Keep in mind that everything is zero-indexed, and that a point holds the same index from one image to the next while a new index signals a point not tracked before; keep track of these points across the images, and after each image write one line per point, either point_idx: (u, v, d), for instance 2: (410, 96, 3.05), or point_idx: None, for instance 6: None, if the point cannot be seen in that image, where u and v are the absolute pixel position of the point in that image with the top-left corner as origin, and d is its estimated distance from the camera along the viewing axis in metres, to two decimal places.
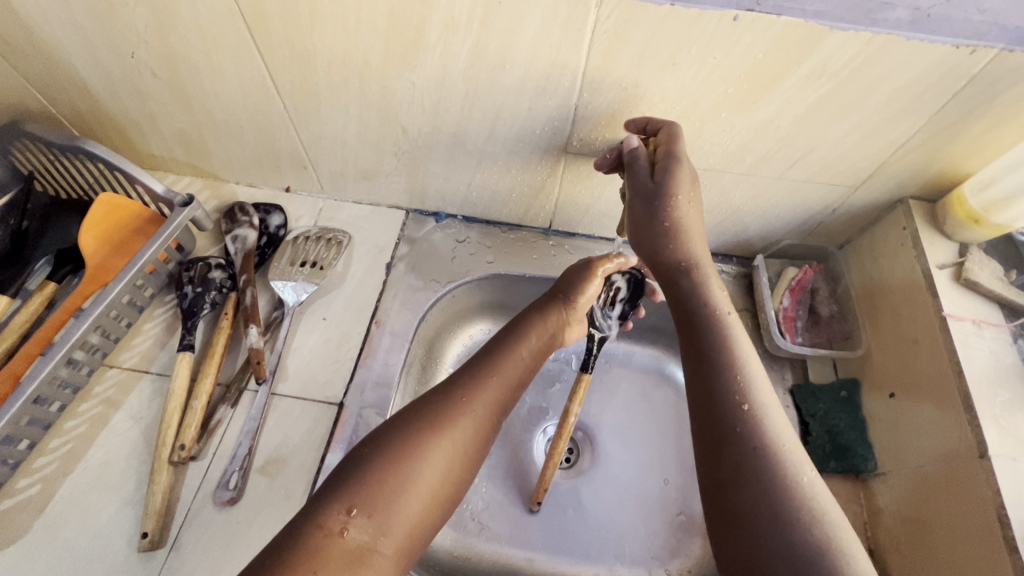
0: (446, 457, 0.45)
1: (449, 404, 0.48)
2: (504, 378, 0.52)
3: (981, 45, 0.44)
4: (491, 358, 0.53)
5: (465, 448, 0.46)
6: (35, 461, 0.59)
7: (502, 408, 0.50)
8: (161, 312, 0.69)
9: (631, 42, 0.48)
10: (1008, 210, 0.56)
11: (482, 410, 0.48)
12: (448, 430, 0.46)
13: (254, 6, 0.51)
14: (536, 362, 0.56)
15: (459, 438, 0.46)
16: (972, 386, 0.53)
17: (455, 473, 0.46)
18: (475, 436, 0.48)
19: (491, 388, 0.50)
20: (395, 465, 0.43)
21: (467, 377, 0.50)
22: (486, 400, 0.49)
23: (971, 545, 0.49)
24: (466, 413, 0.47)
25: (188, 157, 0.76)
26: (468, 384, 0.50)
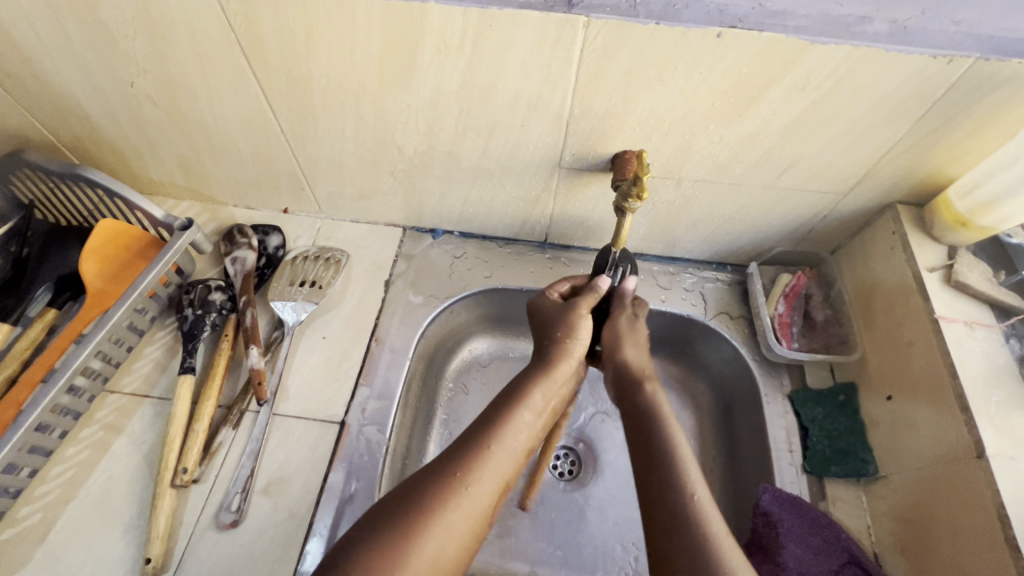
0: (442, 545, 0.43)
1: (445, 485, 0.45)
2: (504, 449, 0.49)
3: (958, 54, 0.46)
4: (489, 429, 0.50)
5: (465, 529, 0.44)
6: (36, 489, 0.59)
7: (503, 482, 0.48)
8: (162, 335, 0.70)
9: (619, 60, 0.50)
10: (994, 213, 0.57)
11: (482, 492, 0.46)
12: (444, 515, 0.43)
13: (252, 34, 0.52)
14: (539, 424, 0.54)
15: (456, 524, 0.44)
16: (967, 387, 0.53)
17: (452, 556, 0.43)
18: (475, 515, 0.45)
19: (493, 462, 0.48)
20: (389, 553, 0.40)
21: (462, 449, 0.48)
22: (486, 477, 0.47)
23: (973, 548, 0.49)
24: (464, 494, 0.45)
25: (187, 182, 0.77)
26: (466, 462, 0.47)
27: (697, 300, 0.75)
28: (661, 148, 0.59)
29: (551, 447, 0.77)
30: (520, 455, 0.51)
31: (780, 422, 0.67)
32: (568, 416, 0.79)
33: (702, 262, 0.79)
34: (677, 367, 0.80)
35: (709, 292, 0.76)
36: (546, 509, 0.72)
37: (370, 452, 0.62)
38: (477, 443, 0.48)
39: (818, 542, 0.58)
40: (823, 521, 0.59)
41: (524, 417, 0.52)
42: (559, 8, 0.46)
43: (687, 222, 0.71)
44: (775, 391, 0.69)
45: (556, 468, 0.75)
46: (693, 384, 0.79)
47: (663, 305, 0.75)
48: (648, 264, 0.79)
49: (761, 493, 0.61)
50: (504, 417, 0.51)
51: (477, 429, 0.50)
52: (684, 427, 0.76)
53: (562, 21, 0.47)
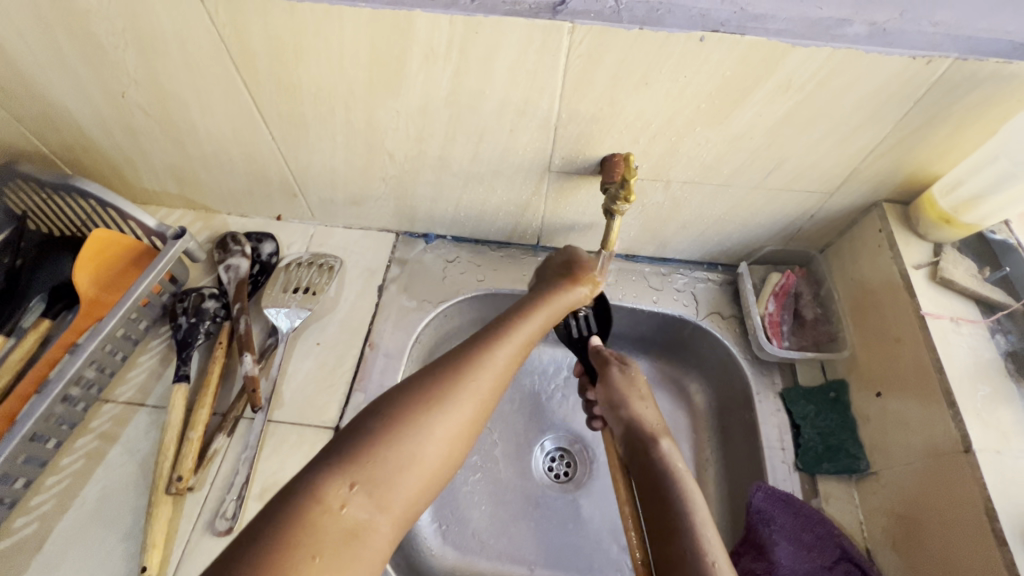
0: (447, 433, 0.44)
1: (452, 376, 0.45)
2: (507, 353, 0.50)
3: (937, 55, 0.47)
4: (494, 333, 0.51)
5: (468, 418, 0.45)
6: (32, 499, 0.59)
7: (503, 384, 0.49)
8: (156, 344, 0.70)
9: (604, 64, 0.51)
10: (976, 209, 0.58)
11: (488, 386, 0.47)
12: (453, 403, 0.44)
13: (241, 43, 0.53)
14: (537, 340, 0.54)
15: (460, 414, 0.44)
16: (953, 381, 0.54)
17: (451, 450, 0.44)
18: (475, 414, 0.46)
19: (496, 359, 0.48)
20: (401, 439, 0.41)
21: (471, 350, 0.48)
22: (493, 370, 0.48)
23: (961, 540, 0.50)
24: (471, 385, 0.46)
25: (180, 190, 0.77)
26: (475, 357, 0.47)
27: (689, 301, 0.76)
28: (649, 151, 0.60)
29: (546, 450, 0.77)
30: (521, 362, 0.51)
31: (771, 420, 0.67)
32: (562, 419, 0.80)
33: (693, 262, 0.80)
34: (670, 367, 0.80)
35: (701, 292, 0.77)
36: (543, 511, 0.72)
37: None
38: (483, 343, 0.49)
39: (810, 538, 0.59)
40: (816, 518, 0.60)
41: (532, 329, 0.54)
42: (543, 14, 0.47)
43: (678, 223, 0.72)
44: (767, 389, 0.69)
45: (552, 470, 0.76)
46: (687, 383, 0.79)
47: (655, 306, 0.76)
48: (640, 266, 0.79)
49: (755, 492, 0.62)
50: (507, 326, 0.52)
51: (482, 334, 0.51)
52: (678, 426, 0.77)
53: (547, 27, 0.48)
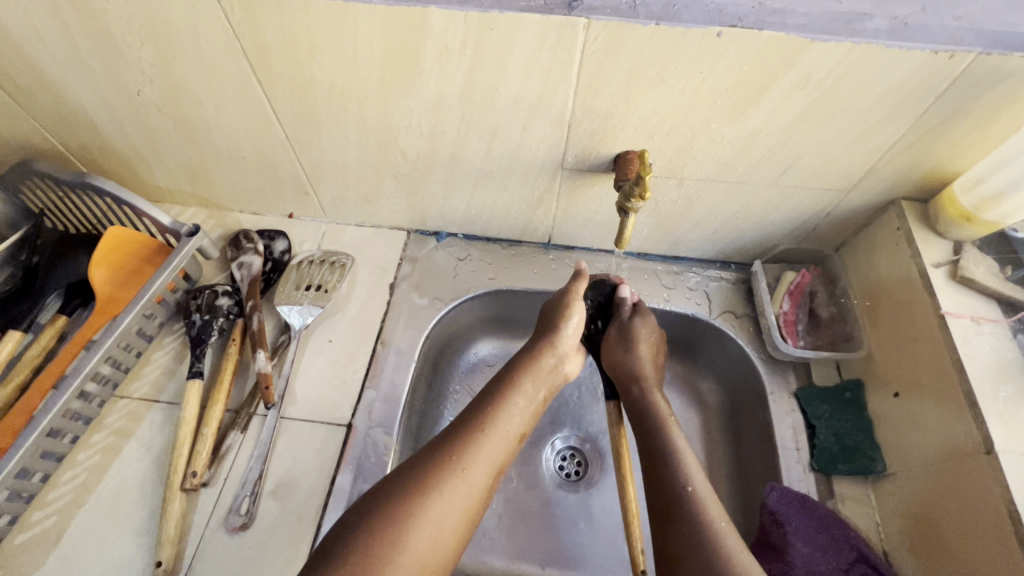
0: (439, 524, 0.45)
1: (438, 470, 0.47)
2: (496, 429, 0.52)
3: (960, 50, 0.46)
4: (481, 417, 0.52)
5: (462, 500, 0.47)
6: (49, 493, 0.59)
7: (497, 463, 0.51)
8: (170, 341, 0.70)
9: (619, 60, 0.50)
10: (998, 207, 0.56)
11: (478, 471, 0.49)
12: (444, 492, 0.46)
13: (256, 41, 0.53)
14: (531, 411, 0.56)
15: (449, 507, 0.46)
16: (974, 382, 0.53)
17: (450, 535, 0.45)
18: (469, 495, 0.47)
19: (485, 448, 0.50)
20: (389, 535, 0.43)
21: (459, 433, 0.51)
22: (484, 455, 0.50)
23: (982, 543, 0.49)
24: (462, 473, 0.48)
25: (194, 189, 0.78)
26: (460, 447, 0.49)
27: (702, 299, 0.75)
28: (663, 148, 0.60)
29: (557, 448, 0.77)
30: (515, 437, 0.53)
31: (786, 420, 0.67)
32: (573, 417, 0.79)
33: (706, 261, 0.79)
34: (681, 366, 0.80)
35: (714, 291, 0.76)
36: (554, 510, 0.72)
37: (377, 455, 0.63)
38: (470, 430, 0.51)
39: (826, 540, 0.58)
40: (831, 520, 0.59)
41: (522, 397, 0.56)
42: (558, 10, 0.47)
43: (691, 221, 0.71)
44: (781, 389, 0.69)
45: (562, 469, 0.75)
46: (698, 382, 0.79)
47: (667, 305, 0.75)
48: (652, 264, 0.79)
49: (768, 492, 0.61)
50: (494, 405, 0.54)
51: (468, 417, 0.53)
52: (690, 426, 0.76)
53: (562, 23, 0.47)
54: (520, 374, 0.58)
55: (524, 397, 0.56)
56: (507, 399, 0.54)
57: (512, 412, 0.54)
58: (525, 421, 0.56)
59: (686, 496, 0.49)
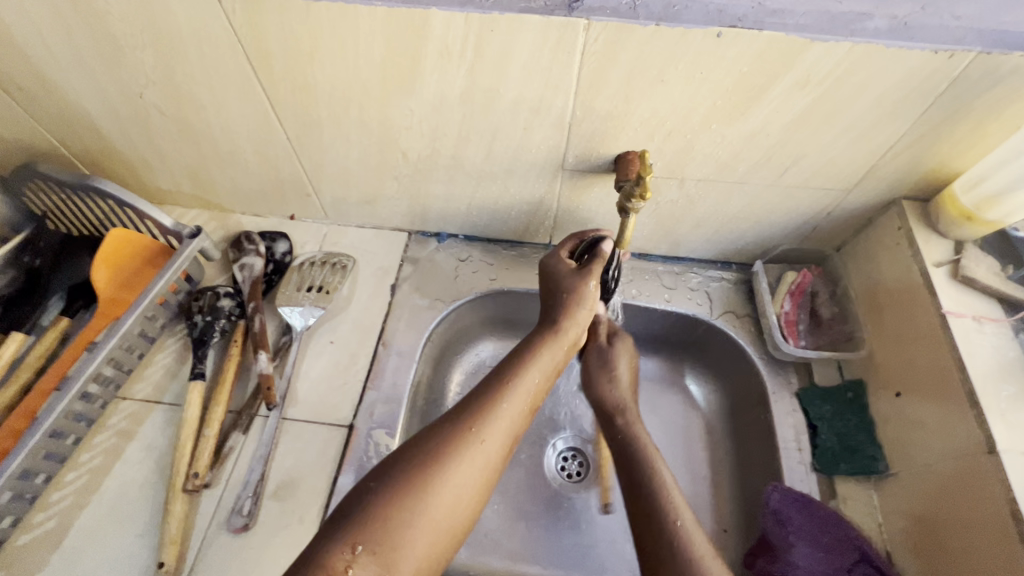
0: (455, 490, 0.44)
1: (453, 440, 0.45)
2: (515, 403, 0.49)
3: (960, 49, 0.46)
4: (499, 388, 0.50)
5: (478, 474, 0.45)
6: (51, 495, 0.59)
7: (514, 434, 0.49)
8: (172, 342, 0.71)
9: (619, 61, 0.50)
10: (999, 206, 0.56)
11: (495, 441, 0.47)
12: (458, 461, 0.44)
13: (257, 41, 0.53)
14: (550, 377, 0.54)
15: (465, 476, 0.44)
16: (976, 381, 0.53)
17: (463, 507, 0.44)
18: (486, 467, 0.46)
19: (502, 418, 0.48)
20: (403, 502, 0.41)
21: (478, 400, 0.48)
22: (501, 426, 0.48)
23: (985, 543, 0.49)
24: (478, 444, 0.46)
25: (195, 190, 0.78)
26: (476, 418, 0.47)
27: (703, 300, 0.75)
28: (663, 149, 0.60)
29: (558, 450, 0.77)
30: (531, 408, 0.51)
31: (788, 420, 0.67)
32: (574, 418, 0.79)
33: (707, 261, 0.79)
34: (682, 366, 0.80)
35: (715, 291, 0.76)
36: (557, 511, 0.72)
37: (379, 456, 0.63)
38: (487, 400, 0.49)
39: (829, 540, 0.58)
40: (834, 520, 0.59)
41: (541, 365, 0.53)
42: (559, 11, 0.47)
43: (692, 221, 0.71)
44: (782, 389, 0.69)
45: (564, 470, 0.75)
46: (700, 383, 0.79)
47: (668, 305, 0.75)
48: (653, 265, 0.79)
49: (770, 492, 0.61)
50: (512, 375, 0.51)
51: (485, 389, 0.50)
52: (691, 426, 0.76)
53: (563, 24, 0.47)
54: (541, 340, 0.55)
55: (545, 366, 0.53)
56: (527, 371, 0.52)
57: (530, 385, 0.51)
58: (542, 394, 0.53)
59: (663, 507, 0.51)
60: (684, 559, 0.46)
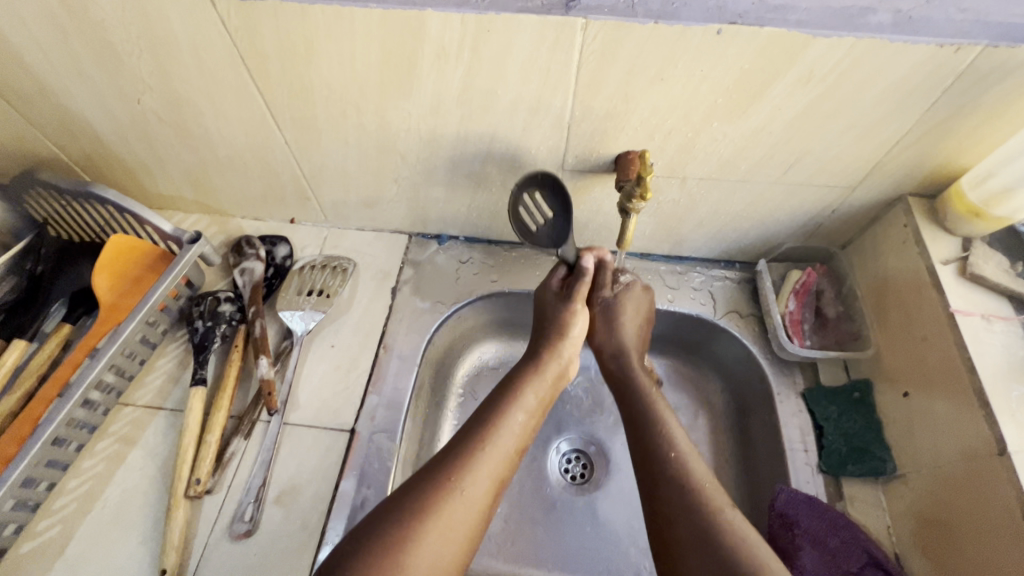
0: (438, 546, 0.45)
1: (437, 488, 0.47)
2: (493, 451, 0.51)
3: (965, 42, 0.45)
4: (482, 433, 0.52)
5: (461, 528, 0.46)
6: (54, 502, 0.60)
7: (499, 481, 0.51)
8: (173, 348, 0.71)
9: (618, 60, 0.50)
10: (1008, 202, 0.55)
11: (475, 493, 0.48)
12: (437, 517, 0.46)
13: (252, 46, 0.53)
14: (532, 423, 0.56)
15: (453, 523, 0.46)
16: (986, 382, 0.52)
17: (449, 562, 0.45)
18: (469, 520, 0.47)
19: (486, 462, 0.50)
20: (385, 560, 0.42)
21: (455, 454, 0.50)
22: (480, 476, 0.49)
23: (997, 547, 0.48)
24: (457, 497, 0.47)
25: (195, 195, 0.78)
26: (461, 466, 0.49)
27: (706, 299, 0.75)
28: (664, 147, 0.59)
29: (562, 452, 0.76)
30: (514, 454, 0.53)
31: (794, 421, 0.66)
32: (578, 420, 0.79)
33: (710, 260, 0.78)
34: (687, 367, 0.79)
35: (718, 290, 0.76)
36: (561, 514, 0.71)
37: (381, 461, 0.62)
38: (469, 445, 0.51)
39: (836, 543, 0.57)
40: (841, 522, 0.58)
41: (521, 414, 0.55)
42: (556, 11, 0.46)
43: (694, 221, 0.70)
44: (788, 389, 0.68)
45: (567, 472, 0.75)
46: (704, 383, 0.78)
47: (671, 305, 0.74)
48: (655, 264, 0.78)
49: (777, 495, 0.60)
50: (495, 418, 0.54)
51: (469, 433, 0.52)
52: (695, 427, 0.76)
53: (560, 24, 0.47)
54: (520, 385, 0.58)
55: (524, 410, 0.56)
56: (510, 414, 0.54)
57: (515, 426, 0.54)
58: (527, 432, 0.56)
59: (673, 468, 0.51)
60: (708, 533, 0.46)
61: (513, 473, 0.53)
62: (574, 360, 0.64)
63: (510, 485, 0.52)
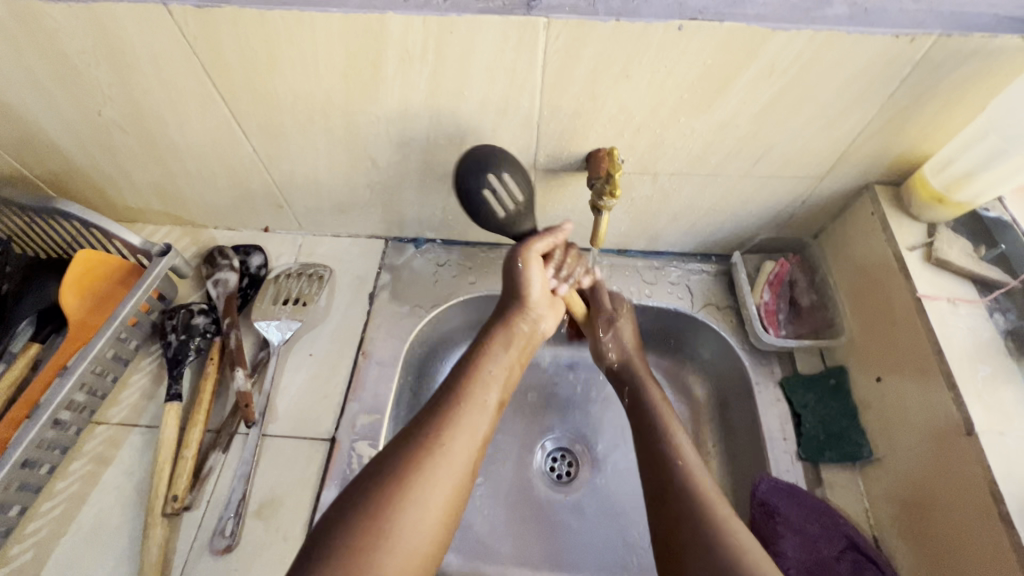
0: (424, 508, 0.45)
1: (416, 448, 0.47)
2: (470, 410, 0.52)
3: (920, 33, 0.46)
4: (456, 391, 0.53)
5: (446, 489, 0.47)
6: (27, 526, 0.58)
7: (478, 437, 0.51)
8: (148, 362, 0.69)
9: (583, 58, 0.50)
10: (969, 187, 0.57)
11: (458, 454, 0.49)
12: (421, 483, 0.46)
13: (213, 54, 0.52)
14: (505, 378, 0.57)
15: (435, 486, 0.46)
16: (953, 363, 0.53)
17: (434, 522, 0.46)
18: (452, 479, 0.47)
19: (464, 418, 0.51)
20: (371, 526, 0.43)
21: (432, 417, 0.50)
22: (459, 434, 0.49)
23: (967, 524, 0.49)
24: (439, 459, 0.47)
25: (165, 207, 0.76)
26: (437, 424, 0.49)
27: (684, 293, 0.75)
28: (633, 144, 0.59)
29: (547, 450, 0.76)
30: (491, 409, 0.54)
31: (773, 410, 0.67)
32: (562, 419, 0.79)
33: (686, 254, 0.79)
34: (668, 360, 0.80)
35: (695, 284, 0.76)
36: (548, 513, 0.71)
37: (362, 468, 0.62)
38: (443, 407, 0.51)
39: (816, 529, 0.58)
40: (821, 508, 0.59)
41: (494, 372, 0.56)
42: (518, 11, 0.46)
43: (668, 216, 0.71)
44: (766, 379, 0.69)
45: (553, 471, 0.75)
46: (685, 376, 0.79)
47: (648, 301, 0.75)
48: (632, 260, 0.78)
49: (758, 484, 0.61)
50: (468, 375, 0.55)
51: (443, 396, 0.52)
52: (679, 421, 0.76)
53: (522, 24, 0.47)
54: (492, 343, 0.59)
55: (497, 368, 0.56)
56: (482, 370, 0.55)
57: (489, 380, 0.55)
58: (502, 388, 0.57)
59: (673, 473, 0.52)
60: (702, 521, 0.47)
61: (492, 428, 0.54)
62: (546, 323, 0.65)
63: (489, 439, 0.53)
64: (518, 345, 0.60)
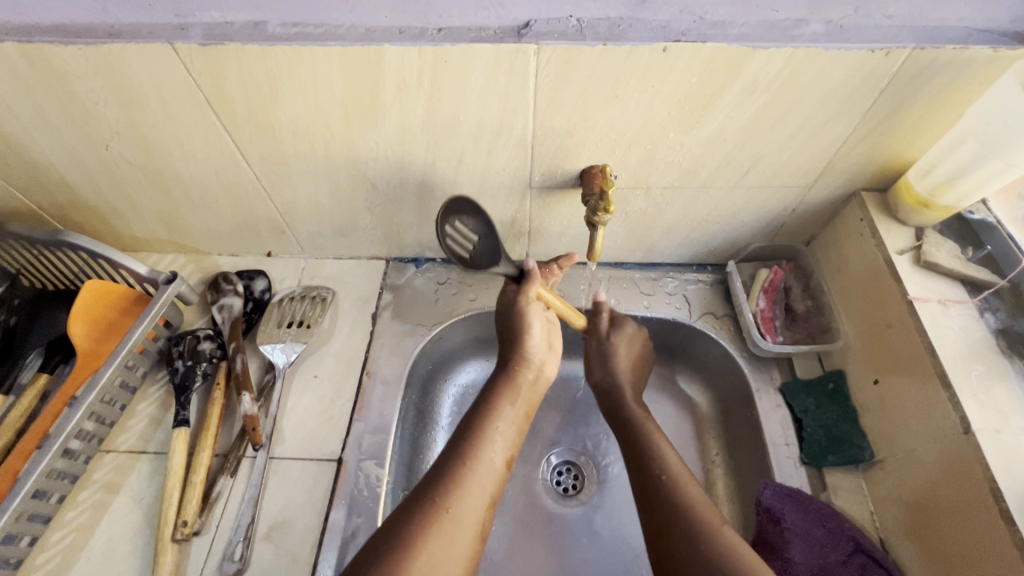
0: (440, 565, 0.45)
1: (431, 510, 0.47)
2: (479, 470, 0.52)
3: (894, 47, 0.48)
4: (463, 451, 0.53)
5: (460, 553, 0.47)
6: (38, 557, 0.58)
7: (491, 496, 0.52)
8: (154, 390, 0.70)
9: (572, 81, 0.52)
10: (953, 191, 0.58)
11: (468, 514, 0.49)
12: (433, 538, 0.46)
13: (218, 89, 0.54)
14: (513, 431, 0.58)
15: (451, 540, 0.46)
16: (946, 362, 0.54)
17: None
18: (467, 539, 0.48)
19: (473, 478, 0.51)
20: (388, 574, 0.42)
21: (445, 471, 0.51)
22: (472, 491, 0.50)
23: (970, 522, 0.49)
24: (451, 515, 0.48)
25: (170, 236, 0.78)
26: (449, 487, 0.50)
27: (682, 303, 0.76)
28: (625, 160, 0.61)
29: (553, 464, 0.77)
30: (500, 467, 0.54)
31: (774, 416, 0.67)
32: (567, 433, 0.79)
33: (683, 265, 0.80)
34: (669, 371, 0.81)
35: (692, 294, 0.77)
36: (556, 527, 0.71)
37: (369, 487, 0.62)
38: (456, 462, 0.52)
39: (823, 533, 0.58)
40: (827, 512, 0.59)
41: (498, 427, 0.57)
42: (509, 38, 0.49)
43: (662, 228, 0.72)
44: (766, 385, 0.70)
45: (560, 484, 0.75)
46: (687, 386, 0.79)
47: (646, 312, 0.76)
48: (630, 272, 0.80)
49: (763, 491, 0.62)
50: (477, 426, 0.56)
51: (452, 452, 0.53)
52: (682, 430, 0.77)
53: (513, 50, 0.49)
54: (497, 396, 0.60)
55: (505, 420, 0.57)
56: (493, 420, 0.57)
57: (496, 431, 0.56)
58: (507, 445, 0.57)
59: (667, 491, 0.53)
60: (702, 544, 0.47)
61: (501, 487, 0.54)
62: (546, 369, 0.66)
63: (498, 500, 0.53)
64: (522, 394, 0.61)
